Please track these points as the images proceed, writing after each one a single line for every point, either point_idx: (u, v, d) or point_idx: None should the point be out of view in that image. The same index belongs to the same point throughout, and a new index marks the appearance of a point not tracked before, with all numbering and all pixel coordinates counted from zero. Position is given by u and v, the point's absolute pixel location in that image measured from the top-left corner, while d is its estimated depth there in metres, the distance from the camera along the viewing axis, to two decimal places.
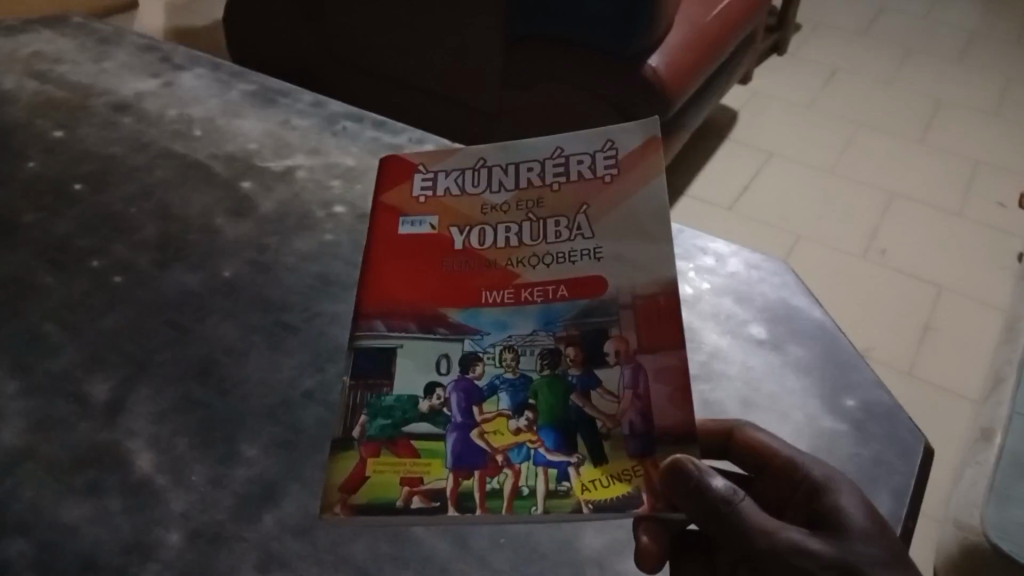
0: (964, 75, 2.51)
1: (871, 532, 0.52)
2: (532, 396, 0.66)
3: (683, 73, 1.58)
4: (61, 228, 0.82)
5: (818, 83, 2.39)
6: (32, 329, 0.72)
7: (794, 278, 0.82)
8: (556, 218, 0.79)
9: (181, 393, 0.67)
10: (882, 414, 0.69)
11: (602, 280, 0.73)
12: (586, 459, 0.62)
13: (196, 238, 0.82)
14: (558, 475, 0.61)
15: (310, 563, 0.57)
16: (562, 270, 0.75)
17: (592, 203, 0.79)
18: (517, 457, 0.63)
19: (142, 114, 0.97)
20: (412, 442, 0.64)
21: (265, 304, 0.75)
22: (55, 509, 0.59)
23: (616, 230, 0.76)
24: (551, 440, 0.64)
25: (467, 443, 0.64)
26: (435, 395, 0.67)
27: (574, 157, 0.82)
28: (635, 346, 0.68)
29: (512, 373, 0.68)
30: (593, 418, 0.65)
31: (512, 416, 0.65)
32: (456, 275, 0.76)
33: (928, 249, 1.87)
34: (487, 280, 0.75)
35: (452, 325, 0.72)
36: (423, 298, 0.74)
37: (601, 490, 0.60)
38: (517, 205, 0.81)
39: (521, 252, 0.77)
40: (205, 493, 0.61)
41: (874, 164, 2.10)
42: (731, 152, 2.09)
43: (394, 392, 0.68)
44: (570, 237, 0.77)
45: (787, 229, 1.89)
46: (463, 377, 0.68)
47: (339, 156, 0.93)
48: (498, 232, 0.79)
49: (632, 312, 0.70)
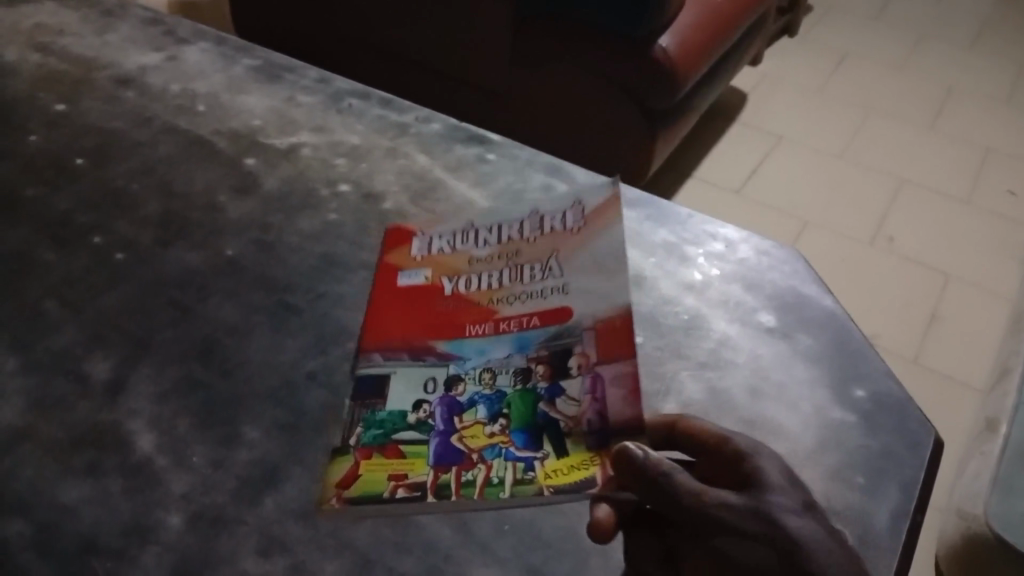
0: (975, 62, 2.48)
1: (787, 488, 0.52)
2: (504, 404, 0.66)
3: (693, 57, 1.53)
4: (63, 204, 0.81)
5: (830, 66, 2.37)
6: (31, 307, 0.71)
7: (805, 266, 0.81)
8: (533, 262, 0.78)
9: (183, 372, 0.67)
10: (892, 406, 0.69)
11: (574, 308, 0.73)
12: (550, 453, 0.62)
13: (198, 215, 0.80)
14: (523, 464, 0.62)
15: (311, 547, 0.56)
16: (541, 304, 0.74)
17: (569, 255, 0.79)
18: (490, 452, 0.63)
19: (145, 88, 0.95)
20: (398, 446, 0.64)
21: (269, 284, 0.74)
22: (54, 490, 0.59)
23: (592, 274, 0.76)
24: (520, 440, 0.63)
25: (450, 446, 0.63)
26: (419, 406, 0.66)
27: (550, 219, 0.83)
28: (595, 359, 0.69)
29: (488, 387, 0.67)
30: (557, 419, 0.65)
31: (486, 421, 0.65)
32: (440, 316, 0.74)
33: (937, 237, 1.84)
34: (468, 319, 0.74)
35: (434, 355, 0.70)
36: (411, 334, 0.72)
37: (565, 471, 0.61)
38: (502, 254, 0.80)
39: (502, 293, 0.76)
40: (205, 475, 0.60)
41: (884, 152, 2.07)
42: (738, 137, 2.07)
43: (386, 408, 0.66)
44: (547, 279, 0.76)
45: (794, 214, 1.86)
46: (443, 393, 0.67)
47: (344, 134, 0.92)
48: (479, 276, 0.78)
49: (593, 331, 0.71)
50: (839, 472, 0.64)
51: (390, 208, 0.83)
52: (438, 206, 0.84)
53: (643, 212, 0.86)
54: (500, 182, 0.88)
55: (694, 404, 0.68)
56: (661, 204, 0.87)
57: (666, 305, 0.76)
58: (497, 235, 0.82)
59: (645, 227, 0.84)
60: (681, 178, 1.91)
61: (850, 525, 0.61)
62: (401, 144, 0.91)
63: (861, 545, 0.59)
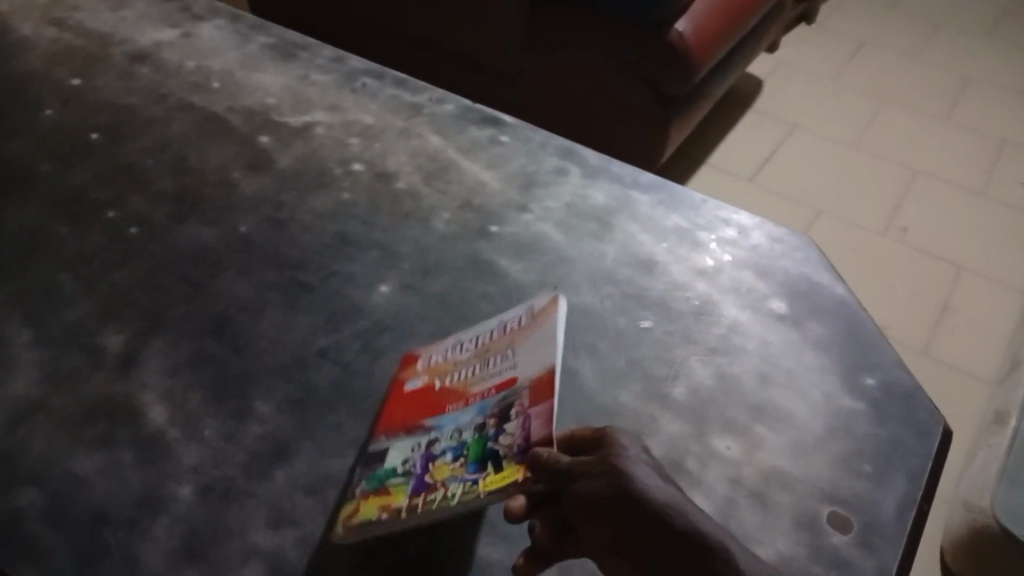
0: (1001, 41, 2.40)
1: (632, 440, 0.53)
2: (463, 445, 0.58)
3: (709, 44, 1.41)
4: (77, 179, 0.81)
5: (844, 55, 2.25)
6: (46, 280, 0.72)
7: (817, 253, 0.81)
8: (502, 347, 0.65)
9: (195, 347, 0.67)
10: (901, 395, 0.69)
11: (525, 374, 0.61)
12: (492, 469, 0.55)
13: (212, 192, 0.81)
14: (469, 484, 0.55)
15: (320, 521, 0.57)
16: (503, 376, 0.62)
17: (535, 338, 0.63)
18: (448, 481, 0.56)
19: (160, 65, 0.95)
20: (392, 487, 0.57)
21: (282, 262, 0.74)
22: (66, 461, 0.59)
23: (548, 347, 0.61)
24: (470, 467, 0.56)
25: (426, 482, 0.57)
26: (408, 458, 0.59)
27: (526, 312, 0.67)
28: (528, 403, 0.58)
29: (455, 439, 0.59)
30: (498, 449, 0.56)
31: (450, 459, 0.58)
32: (421, 407, 0.63)
33: (949, 229, 1.72)
34: (451, 402, 0.63)
35: (419, 432, 0.61)
36: (401, 417, 0.62)
37: (500, 481, 0.53)
38: (489, 342, 0.66)
39: (480, 375, 0.64)
40: (217, 449, 0.61)
41: (896, 142, 1.94)
42: (752, 123, 1.95)
43: (385, 465, 0.59)
44: (511, 362, 0.63)
45: (806, 202, 1.74)
46: (425, 450, 0.59)
47: (357, 113, 0.92)
48: (464, 367, 0.65)
49: (528, 388, 0.59)
50: (847, 459, 0.64)
51: (402, 187, 0.83)
52: (450, 187, 0.84)
53: (655, 197, 0.86)
54: (512, 164, 0.88)
55: (703, 389, 0.68)
56: (674, 189, 0.87)
57: (677, 290, 0.76)
58: (510, 217, 0.82)
59: (658, 212, 0.84)
60: (692, 166, 1.79)
61: (857, 512, 0.61)
62: (415, 124, 0.91)
63: (867, 532, 0.60)
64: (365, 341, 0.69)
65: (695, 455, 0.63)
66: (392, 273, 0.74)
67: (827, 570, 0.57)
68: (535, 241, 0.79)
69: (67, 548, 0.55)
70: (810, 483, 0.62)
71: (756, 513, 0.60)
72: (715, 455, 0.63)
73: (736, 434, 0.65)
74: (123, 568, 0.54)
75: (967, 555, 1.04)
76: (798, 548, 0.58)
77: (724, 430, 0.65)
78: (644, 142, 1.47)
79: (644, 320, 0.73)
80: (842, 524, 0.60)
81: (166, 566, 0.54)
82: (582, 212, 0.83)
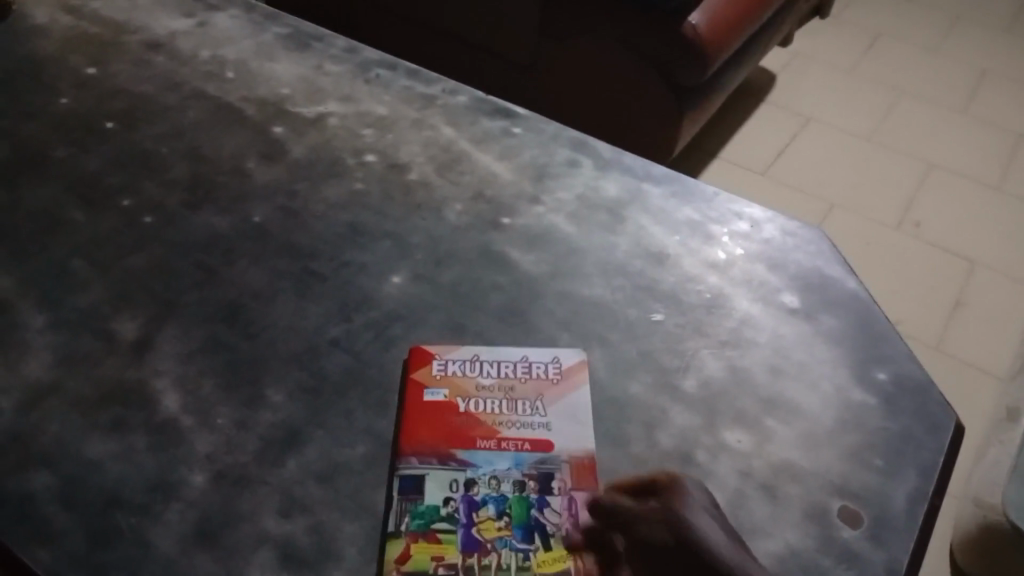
0: (1021, 35, 2.37)
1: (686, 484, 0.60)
2: (505, 499, 0.59)
3: (723, 36, 1.40)
4: (93, 165, 0.81)
5: (861, 48, 2.23)
6: (61, 265, 0.72)
7: (829, 247, 0.81)
8: (529, 399, 0.65)
9: (208, 334, 0.68)
10: (913, 389, 0.68)
11: (561, 446, 0.62)
12: (543, 545, 0.57)
13: (225, 180, 0.81)
14: (523, 555, 0.56)
15: (331, 509, 0.57)
16: (536, 434, 0.63)
17: (567, 401, 0.65)
18: (498, 542, 0.56)
19: (175, 54, 0.96)
20: (440, 535, 0.57)
21: (294, 250, 0.75)
22: (80, 444, 0.60)
23: (585, 427, 0.63)
24: (519, 533, 0.57)
25: (475, 538, 0.57)
26: (449, 498, 0.59)
27: (551, 360, 0.67)
28: (571, 484, 0.60)
29: (494, 488, 0.59)
30: (547, 526, 0.58)
31: (494, 513, 0.58)
32: (449, 435, 0.62)
33: (964, 224, 1.70)
34: (479, 436, 0.63)
35: (452, 464, 0.61)
36: (431, 441, 0.62)
37: (551, 563, 0.56)
38: (512, 378, 0.66)
39: (508, 417, 0.64)
40: (229, 435, 0.61)
41: (911, 136, 1.93)
42: (767, 115, 1.94)
43: (426, 501, 0.58)
44: (543, 420, 0.64)
45: (820, 196, 1.73)
46: (464, 493, 0.59)
47: (371, 103, 0.92)
48: (488, 399, 0.65)
49: (567, 464, 0.61)
50: (858, 453, 0.64)
51: (414, 178, 0.83)
52: (463, 178, 0.84)
53: (668, 188, 0.86)
54: (524, 156, 0.88)
55: (714, 382, 0.68)
56: (687, 181, 0.87)
57: (689, 283, 0.76)
58: (522, 208, 0.82)
59: (670, 204, 0.84)
60: (704, 159, 1.79)
61: (867, 506, 0.61)
62: (427, 115, 0.91)
63: (877, 526, 0.60)
64: (377, 331, 0.69)
65: (705, 447, 0.63)
66: (405, 263, 0.75)
67: (837, 563, 0.57)
68: (547, 232, 0.79)
69: (81, 531, 0.55)
70: (820, 476, 0.62)
71: (766, 506, 0.60)
72: (726, 448, 0.63)
73: (747, 426, 0.65)
74: (136, 551, 0.54)
75: (976, 551, 1.04)
76: (807, 540, 0.58)
77: (734, 423, 0.65)
78: (656, 133, 1.47)
79: (655, 312, 0.73)
80: (852, 518, 0.60)
81: (178, 550, 0.55)
82: (594, 203, 0.83)
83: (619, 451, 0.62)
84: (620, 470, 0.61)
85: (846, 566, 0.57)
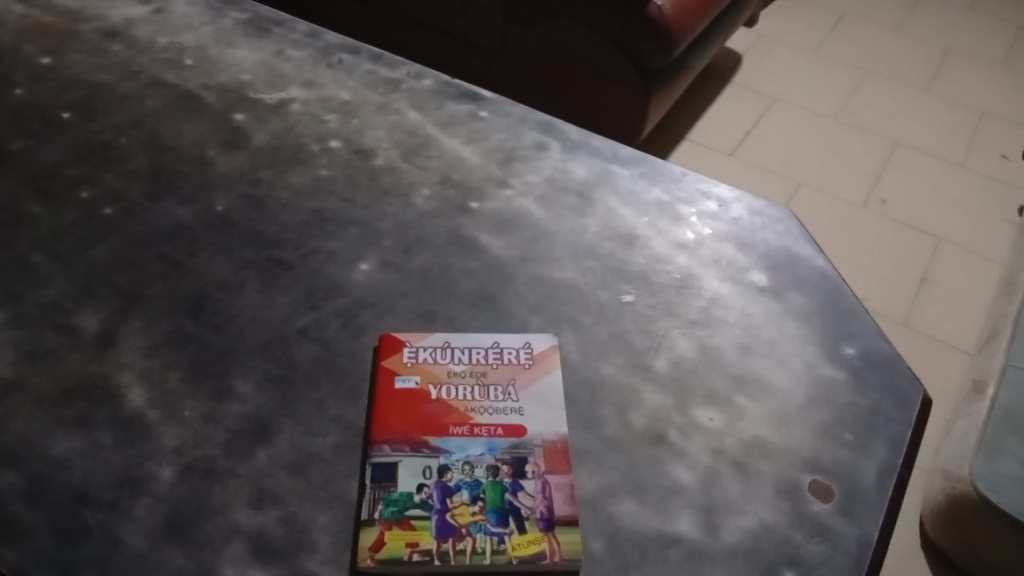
0: (981, 12, 2.40)
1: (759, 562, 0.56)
2: (479, 485, 0.58)
3: (685, 18, 1.39)
4: (50, 157, 0.80)
5: (826, 27, 2.24)
6: (21, 259, 0.71)
7: (798, 225, 0.81)
8: (501, 385, 0.65)
9: (174, 326, 0.66)
10: (881, 363, 0.69)
11: (534, 430, 0.62)
12: (518, 527, 0.56)
13: (187, 169, 0.80)
14: (497, 539, 0.55)
15: (303, 499, 0.57)
16: (509, 420, 0.63)
17: (539, 386, 0.65)
18: (472, 528, 0.56)
19: (132, 41, 0.94)
20: (414, 521, 0.56)
21: (259, 239, 0.74)
22: (45, 442, 0.59)
23: (557, 412, 0.63)
24: (494, 517, 0.57)
25: (449, 523, 0.56)
26: (422, 485, 0.58)
27: (522, 345, 0.67)
28: (543, 467, 0.60)
29: (467, 474, 0.59)
30: (520, 508, 0.57)
31: (468, 498, 0.58)
32: (421, 423, 0.62)
33: (929, 201, 1.72)
34: (453, 423, 0.62)
35: (425, 451, 0.60)
36: (404, 429, 0.61)
37: (526, 545, 0.55)
38: (484, 364, 0.66)
39: (481, 404, 0.63)
40: (197, 428, 0.60)
41: (876, 114, 1.94)
42: (733, 96, 1.95)
43: (399, 488, 0.58)
44: (517, 406, 0.63)
45: (787, 175, 1.74)
46: (438, 479, 0.59)
47: (334, 88, 0.91)
48: (461, 385, 0.64)
49: (542, 449, 0.61)
50: (828, 428, 0.64)
51: (380, 163, 0.83)
52: (430, 162, 0.83)
53: (636, 170, 0.86)
54: (492, 139, 0.87)
55: (684, 361, 0.68)
56: (655, 162, 0.87)
57: (658, 264, 0.76)
58: (490, 192, 0.81)
59: (639, 185, 0.84)
60: (673, 140, 1.79)
61: (838, 479, 0.61)
62: (393, 100, 0.90)
63: (848, 500, 0.60)
64: (346, 318, 0.68)
65: (678, 427, 0.63)
66: (373, 250, 0.74)
67: (809, 537, 0.58)
68: (516, 216, 0.79)
69: (48, 529, 0.54)
70: (791, 452, 0.63)
71: (738, 483, 0.60)
72: (697, 426, 0.63)
73: (718, 405, 0.65)
74: (104, 549, 0.53)
75: (946, 522, 1.05)
76: (780, 516, 0.59)
77: (705, 401, 0.65)
78: (624, 115, 1.47)
79: (626, 293, 0.73)
80: (823, 492, 0.60)
81: (148, 546, 0.54)
82: (563, 186, 0.83)
83: (592, 433, 0.62)
84: (593, 451, 0.61)
85: (819, 540, 0.58)
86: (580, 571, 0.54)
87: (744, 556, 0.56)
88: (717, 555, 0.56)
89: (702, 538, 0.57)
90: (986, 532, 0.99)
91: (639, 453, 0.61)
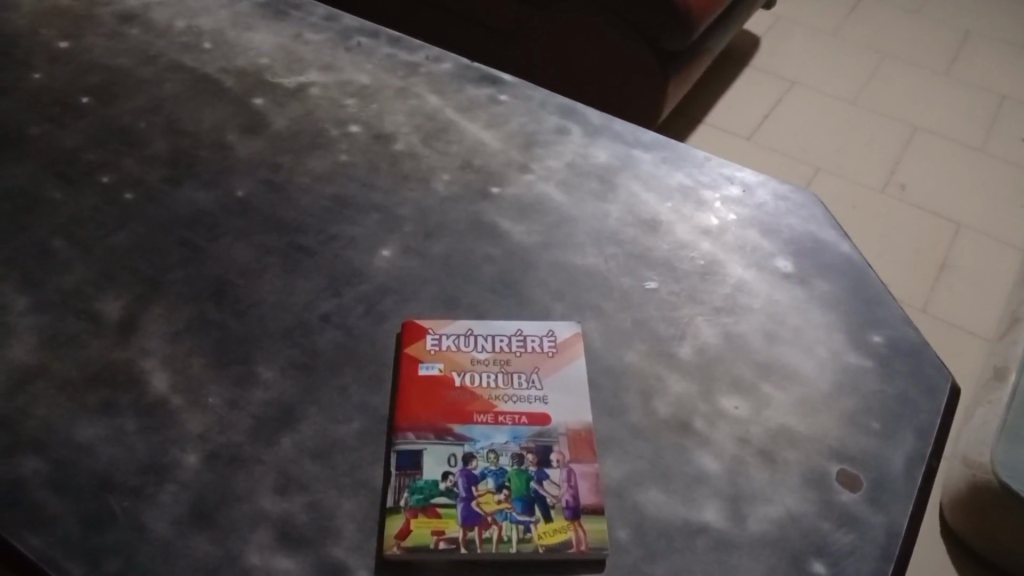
0: None
1: None
2: (504, 473, 0.58)
3: None
4: (70, 142, 0.79)
5: (845, 10, 2.21)
6: (42, 244, 0.70)
7: (822, 211, 0.81)
8: (524, 373, 0.64)
9: (195, 312, 0.66)
10: (908, 351, 0.68)
11: (559, 420, 0.61)
12: (544, 517, 0.56)
13: (207, 154, 0.79)
14: (522, 527, 0.55)
15: (328, 486, 0.56)
16: (533, 408, 0.62)
17: (563, 375, 0.64)
18: (498, 515, 0.55)
19: (150, 25, 0.93)
20: (440, 508, 0.56)
21: (280, 225, 0.73)
22: (70, 428, 0.58)
23: (582, 401, 0.63)
24: (520, 506, 0.56)
25: (474, 511, 0.56)
26: (447, 474, 0.58)
27: (546, 333, 0.66)
28: (566, 457, 0.59)
29: (492, 462, 0.59)
30: (546, 498, 0.57)
31: (493, 487, 0.57)
32: (445, 410, 0.61)
33: (949, 185, 1.70)
34: (476, 411, 0.62)
35: (449, 438, 0.60)
36: (428, 416, 0.61)
37: (552, 534, 0.55)
38: (507, 351, 0.65)
39: (505, 392, 0.63)
40: (221, 415, 0.60)
41: (895, 98, 1.92)
42: (751, 80, 1.93)
43: (425, 477, 0.57)
44: (541, 394, 0.63)
45: (806, 159, 1.72)
46: (462, 467, 0.58)
47: (353, 72, 0.90)
48: (484, 373, 0.64)
49: (566, 438, 0.60)
50: (854, 417, 0.64)
51: (401, 148, 0.82)
52: (450, 147, 0.83)
53: (658, 155, 0.85)
54: (512, 123, 0.86)
55: (709, 349, 0.67)
56: (677, 146, 0.86)
57: (681, 250, 0.75)
58: (511, 177, 0.80)
59: (661, 170, 0.83)
60: (690, 125, 1.77)
61: (865, 469, 0.61)
62: (412, 83, 0.90)
63: (876, 490, 0.59)
64: (368, 304, 0.68)
65: (704, 415, 0.63)
66: (393, 236, 0.73)
67: (837, 526, 0.57)
68: (537, 202, 0.78)
69: (73, 517, 0.54)
70: (817, 441, 0.62)
71: (766, 471, 0.60)
72: (723, 415, 0.63)
73: (744, 393, 0.65)
74: (130, 534, 0.53)
75: (968, 510, 1.04)
76: (807, 505, 0.58)
77: (730, 390, 0.65)
78: (639, 99, 1.46)
79: (649, 280, 0.72)
80: (851, 482, 0.60)
81: (174, 533, 0.54)
82: (584, 171, 0.82)
83: (616, 421, 0.62)
84: (617, 439, 0.61)
85: (846, 529, 0.57)
86: (606, 560, 0.54)
87: (771, 545, 0.56)
88: (744, 544, 0.56)
89: (728, 527, 0.56)
90: (1007, 520, 0.98)
91: (664, 442, 0.61)
